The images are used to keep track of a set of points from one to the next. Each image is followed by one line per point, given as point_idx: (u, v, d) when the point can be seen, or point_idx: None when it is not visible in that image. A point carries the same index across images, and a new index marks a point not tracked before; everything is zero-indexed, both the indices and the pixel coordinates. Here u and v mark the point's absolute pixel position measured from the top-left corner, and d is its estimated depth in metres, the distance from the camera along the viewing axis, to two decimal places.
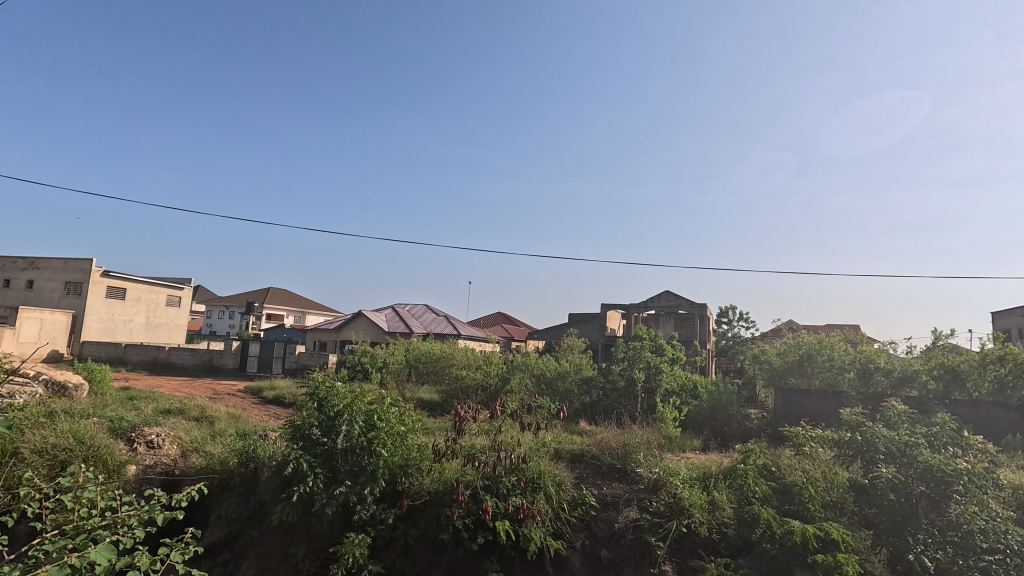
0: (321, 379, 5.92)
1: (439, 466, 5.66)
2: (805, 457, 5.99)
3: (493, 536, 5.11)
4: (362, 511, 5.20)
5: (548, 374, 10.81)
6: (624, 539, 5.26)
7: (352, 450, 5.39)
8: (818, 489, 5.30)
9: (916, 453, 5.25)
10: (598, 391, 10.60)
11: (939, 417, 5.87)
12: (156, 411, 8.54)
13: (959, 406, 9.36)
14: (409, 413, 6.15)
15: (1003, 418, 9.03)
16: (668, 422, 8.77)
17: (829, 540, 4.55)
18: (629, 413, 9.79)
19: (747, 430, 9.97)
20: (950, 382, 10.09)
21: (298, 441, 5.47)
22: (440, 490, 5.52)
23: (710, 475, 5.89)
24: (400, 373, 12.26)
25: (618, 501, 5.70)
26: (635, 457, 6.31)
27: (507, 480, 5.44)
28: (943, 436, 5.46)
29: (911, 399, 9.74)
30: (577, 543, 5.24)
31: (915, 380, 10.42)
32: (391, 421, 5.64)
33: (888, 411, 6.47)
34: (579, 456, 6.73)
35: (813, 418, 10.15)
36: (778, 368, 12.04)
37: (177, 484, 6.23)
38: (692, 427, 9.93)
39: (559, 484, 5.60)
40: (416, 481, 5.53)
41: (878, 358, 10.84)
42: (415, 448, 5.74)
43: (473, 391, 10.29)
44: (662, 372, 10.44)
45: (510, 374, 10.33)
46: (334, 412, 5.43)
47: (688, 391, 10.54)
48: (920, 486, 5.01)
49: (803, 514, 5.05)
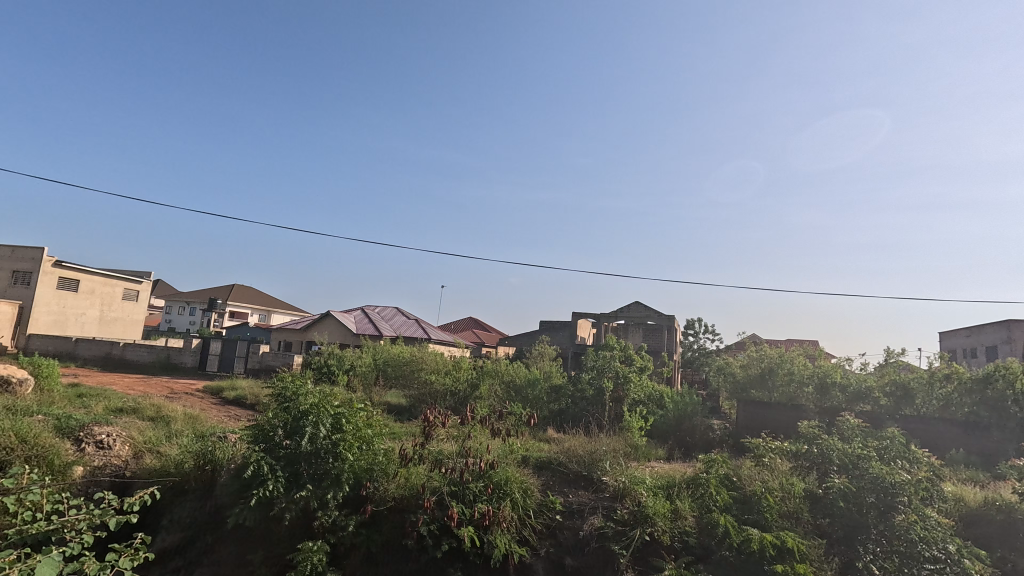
0: (288, 379, 5.79)
1: (405, 472, 5.61)
2: (765, 468, 6.16)
3: (457, 543, 5.08)
4: (324, 517, 5.10)
5: (517, 381, 10.80)
6: (588, 547, 5.31)
7: (316, 454, 5.26)
8: (775, 498, 5.48)
9: (867, 466, 5.47)
10: (567, 399, 10.72)
11: (889, 431, 6.13)
12: (108, 411, 8.15)
13: (908, 421, 9.79)
14: (377, 417, 6.07)
15: (947, 433, 9.49)
16: (634, 430, 8.90)
17: (785, 548, 4.71)
18: (596, 422, 9.93)
19: (710, 440, 10.22)
20: (900, 399, 10.56)
21: (260, 442, 5.33)
22: (405, 496, 5.46)
23: (673, 484, 6.03)
24: (367, 376, 12.05)
25: (583, 509, 5.75)
26: (602, 466, 6.36)
27: (474, 486, 5.44)
28: (892, 450, 5.72)
29: (863, 413, 10.15)
30: (542, 550, 5.27)
31: (868, 396, 10.82)
32: (360, 424, 5.56)
33: (842, 424, 6.71)
34: (547, 463, 6.74)
35: (772, 430, 10.47)
36: (742, 381, 12.39)
37: (129, 486, 5.97)
38: (657, 436, 10.15)
39: (525, 490, 5.64)
40: (381, 486, 5.48)
41: (836, 373, 11.24)
42: (381, 452, 5.63)
43: (442, 396, 10.26)
44: (630, 382, 10.55)
45: (479, 381, 10.31)
46: (301, 413, 5.31)
47: (654, 401, 10.72)
48: (870, 496, 5.18)
49: (761, 523, 5.19)
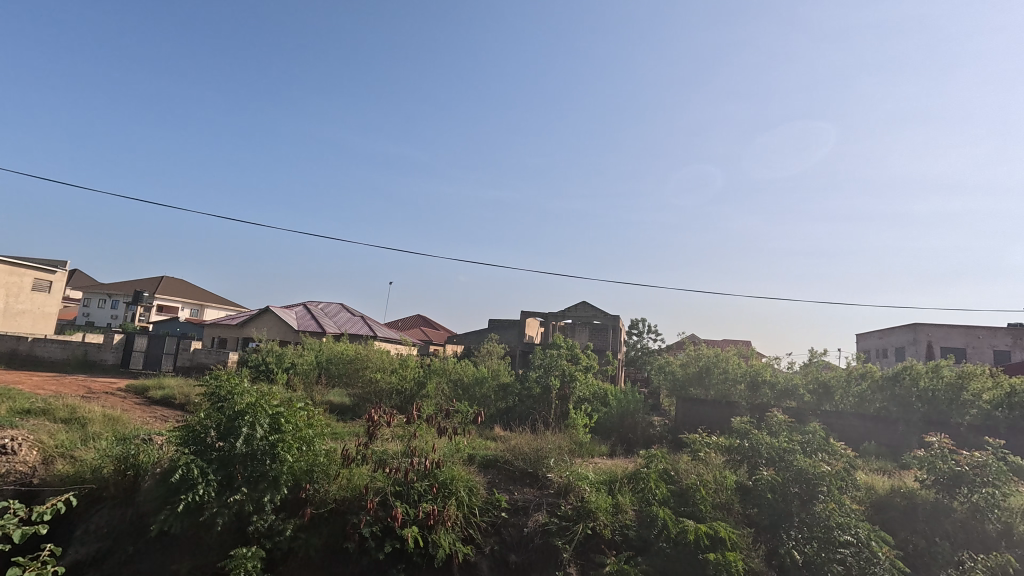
0: (223, 377, 5.48)
1: (347, 473, 5.46)
2: (700, 462, 6.46)
3: (401, 544, 5.00)
4: (259, 521, 4.89)
5: (465, 379, 10.75)
6: (532, 543, 5.37)
7: (253, 456, 5.02)
8: (709, 491, 5.76)
9: (792, 458, 5.83)
10: (514, 397, 10.80)
11: (812, 425, 6.59)
12: (13, 412, 7.41)
13: (828, 416, 10.57)
14: (318, 417, 5.86)
15: (861, 427, 10.32)
16: (579, 427, 9.09)
17: (717, 538, 4.96)
18: (543, 419, 10.07)
19: (650, 436, 10.58)
20: (821, 395, 11.37)
21: (190, 444, 5.03)
22: (347, 497, 5.33)
23: (615, 479, 6.20)
24: (309, 375, 11.64)
25: (528, 506, 5.81)
26: (547, 463, 6.45)
27: (419, 485, 5.38)
28: (814, 443, 6.15)
29: (789, 409, 10.87)
30: (487, 548, 5.28)
31: (794, 393, 11.59)
32: (300, 424, 5.35)
33: (770, 419, 7.11)
34: (492, 462, 6.75)
35: (708, 426, 11.00)
36: (681, 379, 12.87)
37: (37, 495, 5.46)
38: (601, 433, 10.43)
39: (470, 489, 5.63)
40: (321, 488, 5.30)
41: (766, 372, 11.95)
42: (322, 453, 5.44)
43: (387, 395, 10.07)
44: (576, 380, 10.76)
45: (426, 379, 10.19)
46: (236, 413, 5.05)
47: (598, 399, 10.99)
48: (793, 487, 5.54)
49: (696, 515, 5.45)
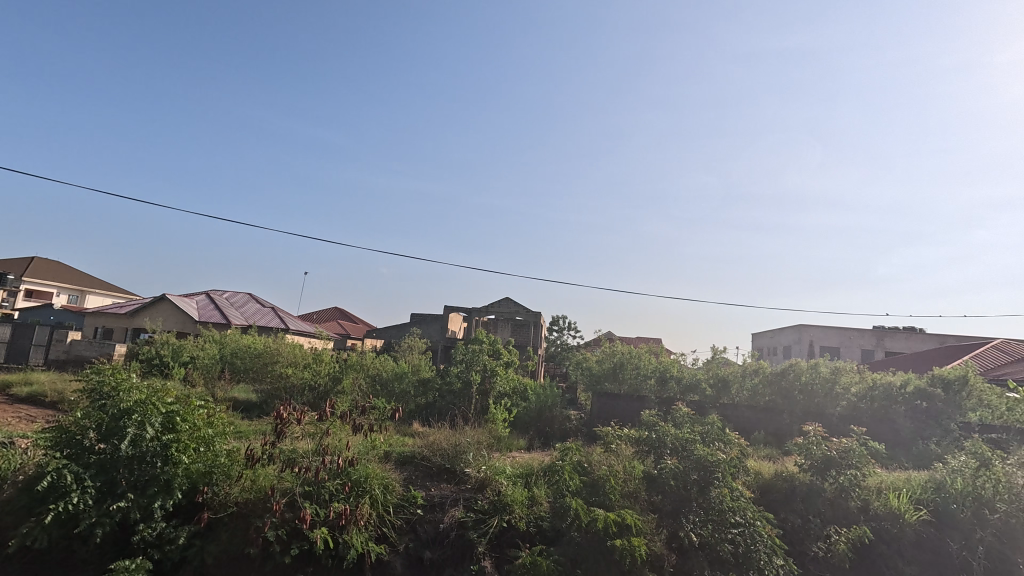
0: (105, 371, 4.91)
1: (251, 474, 5.06)
2: (612, 453, 6.78)
3: (309, 546, 4.79)
4: (146, 530, 4.48)
5: (384, 374, 10.46)
6: (447, 538, 5.36)
7: (140, 458, 4.56)
8: (619, 480, 6.05)
9: (693, 447, 6.27)
10: (434, 392, 10.69)
11: (711, 417, 7.12)
12: None
13: (726, 408, 11.50)
14: (220, 414, 5.45)
15: (753, 418, 11.33)
16: (498, 422, 9.19)
17: (624, 524, 5.25)
18: (462, 414, 10.08)
19: (566, 429, 10.92)
20: (720, 389, 12.36)
21: (64, 447, 4.49)
22: (251, 500, 4.92)
23: (532, 472, 6.34)
24: (210, 370, 10.78)
25: (445, 501, 5.78)
26: (465, 458, 6.46)
27: (330, 484, 5.17)
28: (712, 433, 6.67)
29: (693, 402, 11.70)
30: (401, 546, 5.20)
31: (697, 387, 12.49)
32: (198, 423, 4.95)
33: (676, 412, 7.61)
34: (409, 458, 6.64)
35: (619, 419, 11.56)
36: (596, 374, 13.43)
37: None
38: (520, 427, 10.63)
39: (386, 486, 5.50)
40: (220, 491, 4.88)
41: (673, 368, 12.76)
42: (223, 453, 5.06)
43: (299, 391, 9.57)
44: (497, 375, 10.84)
45: (342, 374, 9.80)
46: (121, 413, 4.56)
47: (518, 393, 11.16)
48: (693, 474, 5.95)
49: (605, 503, 5.71)
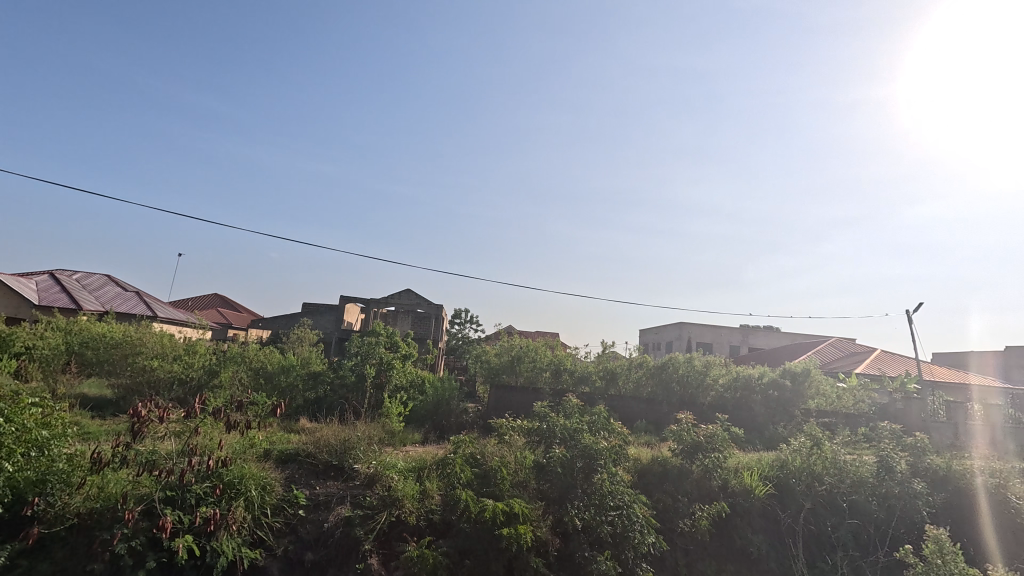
0: None
1: (98, 480, 4.52)
2: (505, 445, 6.92)
3: (168, 557, 4.32)
4: None
5: (269, 367, 9.73)
6: (332, 538, 5.12)
7: None
8: (509, 471, 6.20)
9: (580, 437, 6.60)
10: (325, 386, 10.16)
11: (598, 407, 7.55)
12: None
13: (613, 400, 12.26)
14: (60, 413, 4.70)
15: (636, 408, 12.21)
16: (392, 416, 8.98)
17: (512, 513, 5.39)
18: (354, 409, 9.70)
19: (462, 421, 10.96)
20: (609, 381, 13.15)
21: None
22: (95, 510, 4.37)
23: (424, 466, 6.27)
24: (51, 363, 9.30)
25: (330, 500, 5.52)
26: (354, 454, 6.21)
27: (198, 487, 4.70)
28: (599, 423, 7.07)
29: (584, 394, 12.32)
30: (279, 549, 4.88)
31: (588, 379, 13.17)
32: (29, 424, 4.23)
33: (566, 403, 7.95)
34: (292, 456, 6.24)
35: (515, 411, 11.84)
36: (494, 367, 13.62)
37: None
38: (414, 421, 10.48)
39: (263, 487, 5.13)
40: (57, 502, 4.28)
41: (567, 361, 13.33)
42: (61, 458, 4.40)
43: (165, 386, 8.59)
44: (394, 368, 10.52)
45: (219, 367, 8.96)
46: None
47: (415, 387, 10.97)
48: (579, 461, 6.27)
49: (495, 493, 5.83)
